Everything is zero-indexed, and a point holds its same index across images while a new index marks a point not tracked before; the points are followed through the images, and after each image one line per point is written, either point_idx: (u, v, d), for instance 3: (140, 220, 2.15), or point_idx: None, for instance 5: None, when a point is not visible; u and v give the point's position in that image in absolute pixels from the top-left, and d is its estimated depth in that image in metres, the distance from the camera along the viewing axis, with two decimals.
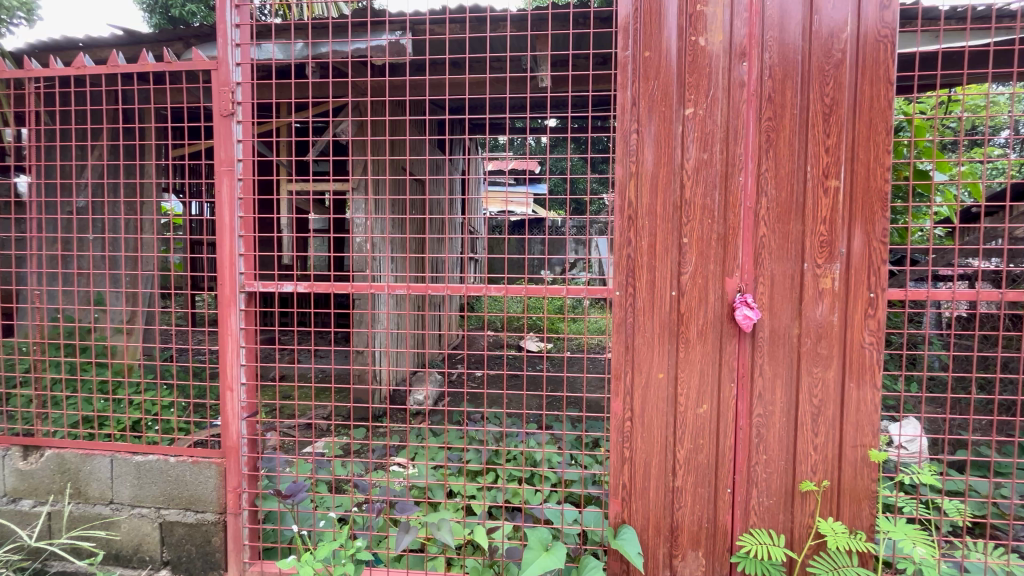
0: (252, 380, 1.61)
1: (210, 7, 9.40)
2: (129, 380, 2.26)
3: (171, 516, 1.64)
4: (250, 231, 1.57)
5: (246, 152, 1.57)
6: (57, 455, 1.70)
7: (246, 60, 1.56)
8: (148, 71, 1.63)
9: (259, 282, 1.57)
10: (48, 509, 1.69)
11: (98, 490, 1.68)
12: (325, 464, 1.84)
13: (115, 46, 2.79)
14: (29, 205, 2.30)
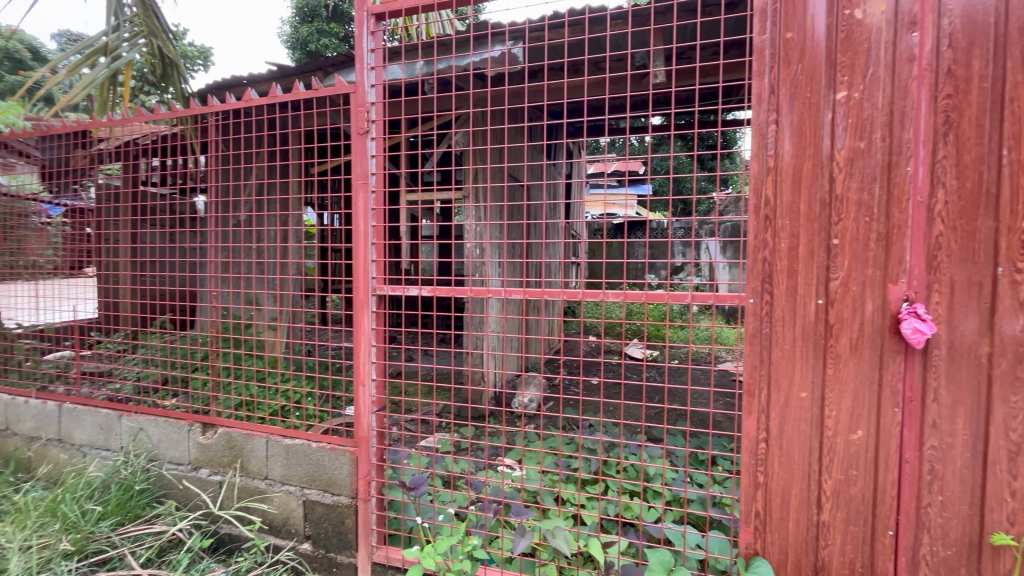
0: (382, 376, 1.74)
1: (341, 40, 10.57)
2: (278, 371, 2.58)
3: (313, 495, 1.83)
4: (381, 239, 1.70)
5: (378, 166, 1.70)
6: (227, 433, 1.98)
7: (379, 81, 1.70)
8: (300, 98, 1.85)
9: (389, 286, 1.69)
10: (220, 478, 1.99)
11: (256, 465, 1.94)
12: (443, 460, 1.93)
13: (271, 80, 3.23)
14: (208, 220, 2.74)
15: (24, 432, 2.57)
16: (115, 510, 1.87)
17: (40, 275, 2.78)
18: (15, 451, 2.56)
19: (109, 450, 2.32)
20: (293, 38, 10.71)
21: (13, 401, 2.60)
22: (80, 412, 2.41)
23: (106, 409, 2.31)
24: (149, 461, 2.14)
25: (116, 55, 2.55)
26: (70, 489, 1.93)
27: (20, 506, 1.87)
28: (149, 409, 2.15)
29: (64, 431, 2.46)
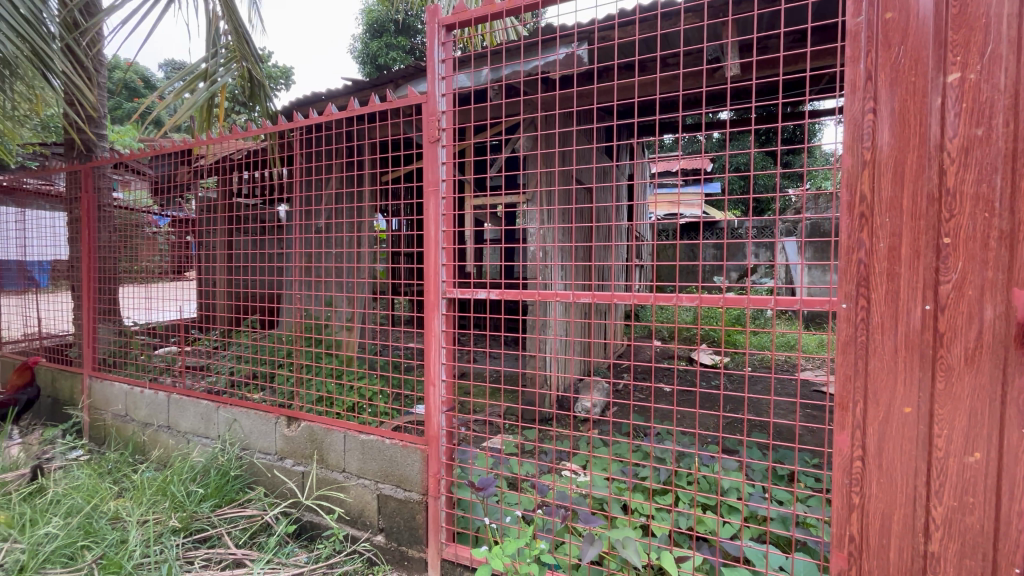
0: (451, 377, 1.78)
1: (407, 53, 11.03)
2: (351, 370, 2.72)
3: (386, 490, 1.91)
4: (451, 244, 1.75)
5: (448, 173, 1.75)
6: (309, 427, 2.12)
7: (449, 90, 1.74)
8: (375, 111, 1.95)
9: (458, 289, 1.72)
10: (303, 469, 2.13)
11: (335, 458, 2.05)
12: (509, 462, 1.94)
13: (347, 94, 3.43)
14: (291, 228, 2.95)
15: (140, 419, 2.90)
16: (213, 493, 2.06)
17: (150, 280, 3.12)
18: (133, 435, 2.89)
19: (208, 438, 2.56)
20: (363, 54, 11.30)
21: (131, 391, 2.94)
22: (184, 403, 2.68)
23: (206, 400, 2.55)
24: (241, 449, 2.33)
25: (214, 80, 2.82)
26: (177, 471, 2.14)
27: (137, 484, 2.10)
28: (242, 402, 2.35)
29: (171, 419, 2.74)
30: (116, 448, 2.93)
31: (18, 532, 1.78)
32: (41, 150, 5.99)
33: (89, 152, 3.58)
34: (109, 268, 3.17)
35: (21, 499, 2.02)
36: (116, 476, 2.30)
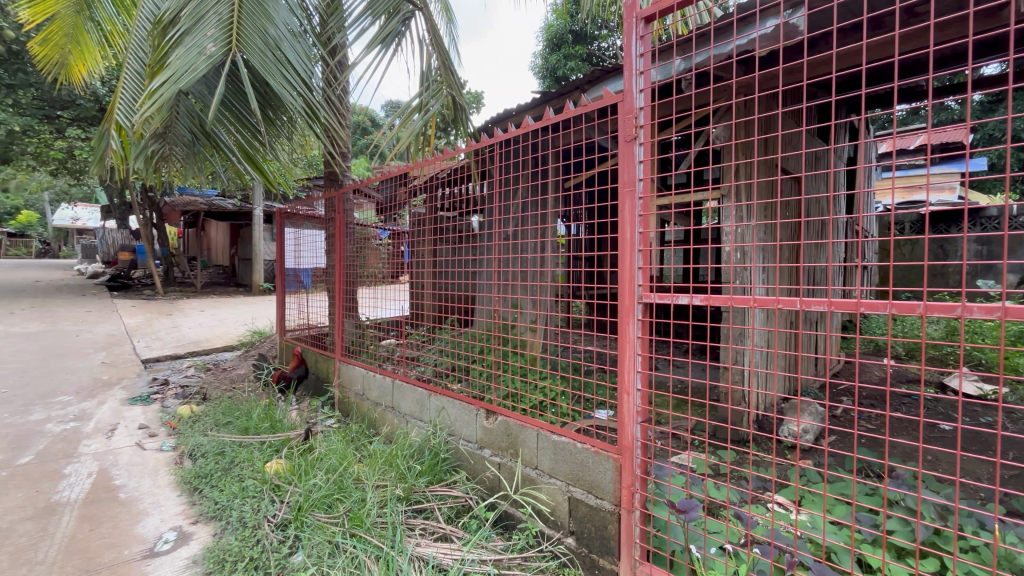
0: (646, 388, 1.69)
1: (585, 60, 11.16)
2: (538, 369, 2.82)
3: (577, 493, 1.91)
4: (647, 246, 1.66)
5: (646, 171, 1.67)
6: (505, 423, 2.26)
7: (647, 85, 1.66)
8: (570, 117, 1.97)
9: (655, 293, 1.63)
10: (499, 460, 2.28)
11: (528, 454, 2.15)
12: (707, 484, 1.76)
13: (533, 107, 3.61)
14: (485, 235, 3.20)
15: (373, 398, 3.50)
16: (427, 470, 2.35)
17: (378, 282, 3.86)
18: (368, 412, 3.51)
19: (422, 420, 2.95)
20: (544, 68, 11.81)
21: (367, 374, 3.59)
22: (406, 388, 3.16)
23: (422, 388, 2.95)
24: (449, 435, 2.61)
25: (427, 109, 3.26)
26: (400, 447, 2.52)
27: (372, 453, 2.52)
28: (449, 390, 2.64)
29: (395, 401, 3.26)
30: (356, 421, 3.60)
31: (297, 478, 2.29)
32: (308, 182, 7.78)
33: (340, 180, 4.50)
34: (352, 274, 3.98)
35: (299, 453, 2.59)
36: (358, 443, 2.81)
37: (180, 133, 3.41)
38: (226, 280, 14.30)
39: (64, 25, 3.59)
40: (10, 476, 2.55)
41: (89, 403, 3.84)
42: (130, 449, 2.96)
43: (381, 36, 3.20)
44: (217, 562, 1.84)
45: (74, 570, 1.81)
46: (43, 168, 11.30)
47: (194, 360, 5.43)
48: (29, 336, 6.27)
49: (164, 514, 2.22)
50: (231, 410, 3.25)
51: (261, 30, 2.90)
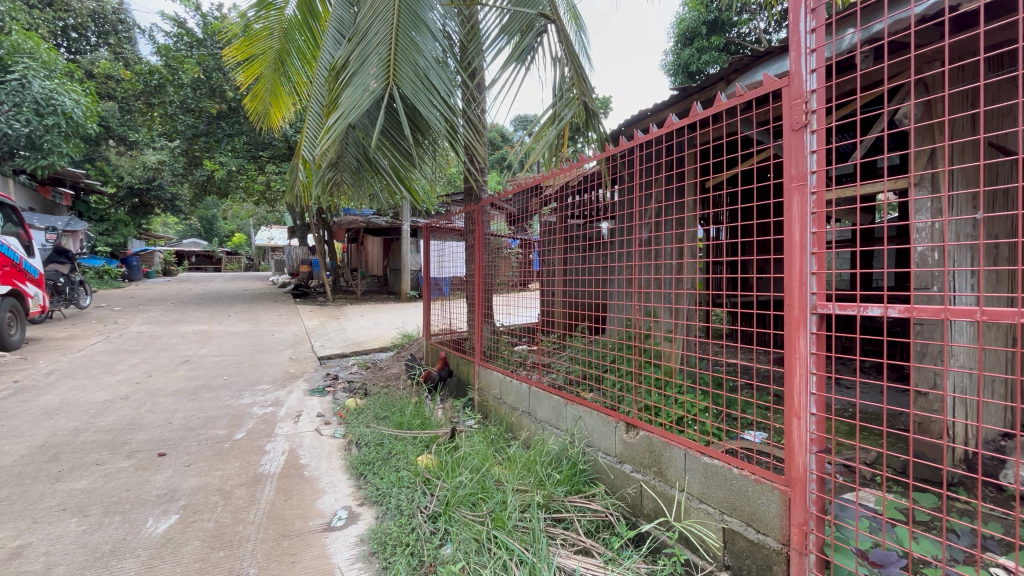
0: (823, 412, 1.46)
1: (722, 50, 10.30)
2: (679, 381, 2.62)
3: (734, 525, 1.74)
4: (823, 248, 1.44)
5: (821, 162, 1.45)
6: (647, 438, 2.16)
7: (821, 63, 1.44)
8: (722, 109, 1.81)
9: (833, 303, 1.40)
10: (640, 478, 2.18)
11: (674, 475, 2.02)
12: (882, 527, 1.53)
13: (672, 105, 3.42)
14: (619, 241, 3.08)
15: (510, 403, 3.60)
16: (565, 480, 2.35)
17: (511, 290, 4.04)
18: (506, 416, 3.61)
19: (559, 429, 2.94)
20: (676, 64, 11.15)
21: (504, 379, 3.71)
22: (542, 394, 3.19)
23: (558, 395, 2.95)
24: (587, 445, 2.57)
25: (561, 118, 3.27)
26: (538, 453, 2.55)
27: (511, 457, 2.59)
28: (587, 401, 2.60)
29: (531, 407, 3.31)
30: (495, 423, 3.74)
31: (445, 474, 2.45)
32: (448, 198, 8.40)
33: (477, 194, 4.77)
34: (489, 282, 4.18)
35: (446, 450, 2.77)
36: (498, 445, 2.92)
37: (349, 162, 3.95)
38: (380, 289, 16.15)
39: (266, 81, 4.39)
40: (230, 448, 3.16)
41: (282, 392, 4.61)
42: (312, 434, 3.47)
43: (516, 52, 3.32)
44: (381, 544, 2.03)
45: (274, 532, 2.16)
46: (249, 200, 13.98)
47: (357, 358, 6.21)
48: (241, 334, 7.78)
49: (338, 494, 2.54)
50: (387, 406, 3.63)
51: (412, 63, 3.23)
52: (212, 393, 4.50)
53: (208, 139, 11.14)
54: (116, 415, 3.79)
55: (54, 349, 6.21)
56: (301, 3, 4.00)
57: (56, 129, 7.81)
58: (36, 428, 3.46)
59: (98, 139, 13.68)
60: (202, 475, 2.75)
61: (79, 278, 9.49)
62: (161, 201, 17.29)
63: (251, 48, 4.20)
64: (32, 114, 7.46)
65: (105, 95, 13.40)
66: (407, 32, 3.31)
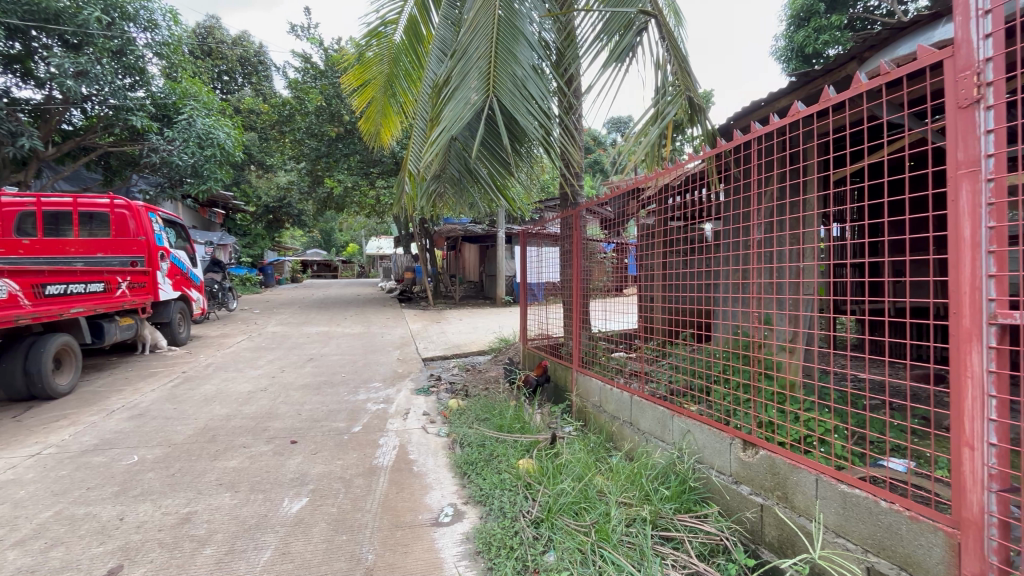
0: (1006, 443, 1.23)
1: (845, 26, 9.18)
2: (802, 398, 2.36)
3: (882, 566, 1.55)
4: (1004, 245, 1.21)
5: (1000, 144, 1.22)
6: (769, 458, 2.02)
7: (999, 26, 1.22)
8: (863, 91, 1.63)
9: (1019, 311, 1.16)
10: (761, 501, 2.03)
11: (804, 503, 1.85)
12: None
13: (790, 93, 3.11)
14: (728, 244, 2.85)
15: (610, 411, 3.47)
16: (673, 497, 2.22)
17: (606, 294, 3.94)
18: (606, 424, 3.49)
19: (665, 442, 2.79)
20: (789, 49, 10.14)
21: (604, 387, 3.60)
22: (645, 404, 3.04)
23: (664, 406, 2.80)
24: (697, 461, 2.42)
25: (663, 117, 3.10)
26: (643, 466, 2.46)
27: (614, 467, 2.51)
28: (698, 415, 2.45)
29: (634, 417, 3.16)
30: (594, 431, 3.62)
31: (546, 480, 2.45)
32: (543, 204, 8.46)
33: (574, 199, 4.74)
34: (585, 287, 4.12)
35: (547, 455, 2.77)
36: (599, 455, 2.85)
37: (452, 173, 4.13)
38: (477, 294, 16.72)
39: (376, 104, 4.75)
40: (350, 440, 3.46)
41: (392, 390, 4.95)
42: (418, 431, 3.67)
43: (615, 53, 3.23)
44: (485, 543, 2.07)
45: (388, 522, 2.31)
46: (362, 213, 15.31)
47: (458, 361, 6.46)
48: (356, 336, 8.50)
49: (444, 491, 2.65)
50: (488, 409, 3.73)
51: (511, 73, 3.30)
52: (333, 388, 4.97)
53: (328, 159, 12.44)
54: (257, 405, 4.33)
55: (211, 345, 7.29)
56: (407, 27, 4.36)
57: (214, 158, 9.20)
58: (198, 413, 4.08)
59: (243, 165, 15.91)
60: (327, 463, 3.03)
61: (229, 284, 11.05)
62: (291, 217, 19.60)
63: (365, 74, 4.59)
64: (196, 147, 8.88)
65: (248, 127, 15.55)
66: (506, 44, 3.40)
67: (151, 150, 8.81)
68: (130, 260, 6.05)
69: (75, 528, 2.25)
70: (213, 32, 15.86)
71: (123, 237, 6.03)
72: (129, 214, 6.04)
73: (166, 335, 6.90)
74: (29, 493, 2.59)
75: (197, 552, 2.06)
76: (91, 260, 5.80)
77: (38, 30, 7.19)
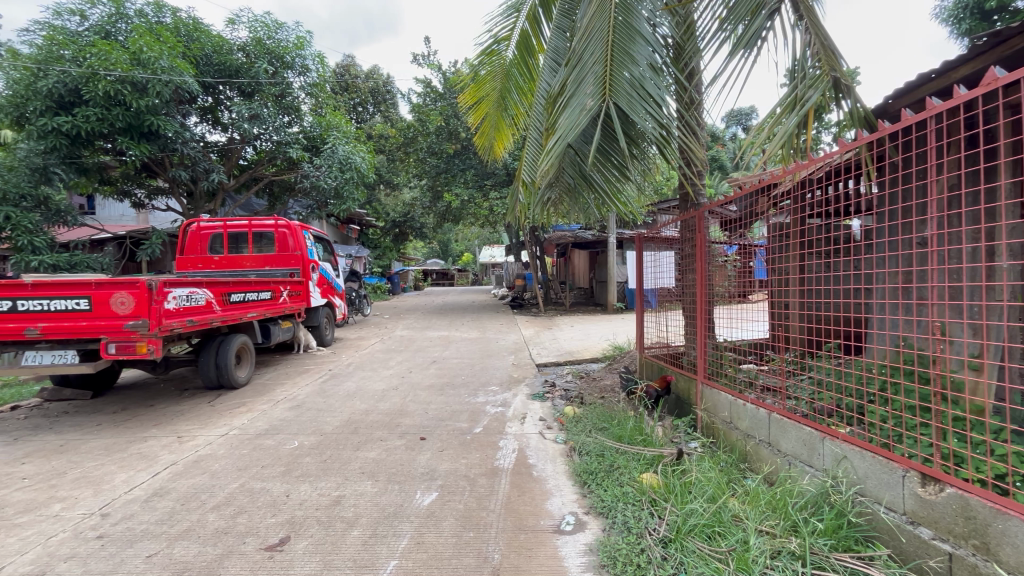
0: None
1: None
2: (998, 426, 1.95)
3: None
4: None
5: None
6: (960, 497, 1.69)
7: None
8: None
9: None
10: (949, 549, 1.71)
11: (1015, 559, 1.53)
12: None
13: (971, 60, 2.62)
14: (889, 243, 2.47)
15: (743, 429, 3.14)
16: (829, 531, 1.96)
17: (730, 301, 3.61)
18: (738, 443, 3.15)
19: (814, 467, 2.46)
20: (962, 7, 8.45)
21: (734, 403, 3.27)
22: (786, 424, 2.69)
23: (811, 426, 2.47)
24: (857, 493, 2.12)
25: (804, 102, 2.74)
26: (787, 493, 2.20)
27: (751, 490, 2.30)
28: (856, 440, 2.14)
29: (773, 438, 2.81)
30: (725, 450, 3.29)
31: (674, 498, 2.31)
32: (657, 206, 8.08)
33: (695, 200, 4.45)
34: (707, 292, 3.82)
35: (673, 472, 2.61)
36: (732, 475, 2.61)
37: (566, 181, 4.13)
38: (587, 301, 16.53)
39: (490, 119, 4.89)
40: (472, 440, 3.63)
41: (508, 394, 5.09)
42: (536, 436, 3.70)
43: (744, 39, 2.96)
44: (610, 558, 2.01)
45: (512, 524, 2.36)
46: (476, 224, 16.05)
47: (571, 368, 6.42)
48: (473, 341, 8.90)
49: (564, 498, 2.63)
50: (605, 418, 3.65)
51: (627, 75, 3.23)
52: (454, 390, 5.26)
53: (446, 175, 13.34)
54: (390, 402, 4.74)
55: (351, 347, 8.17)
56: (519, 42, 4.49)
57: (352, 180, 10.34)
58: (343, 406, 4.59)
59: (373, 185, 17.69)
60: (452, 460, 3.20)
61: (364, 292, 12.34)
62: (414, 230, 21.30)
63: (479, 91, 4.77)
64: (338, 171, 10.04)
65: (378, 150, 17.27)
66: (623, 45, 3.32)
67: (303, 177, 10.15)
68: (289, 271, 6.98)
69: (254, 500, 2.66)
70: (349, 69, 17.98)
71: (284, 252, 6.99)
72: (288, 231, 6.98)
73: (316, 336, 7.92)
74: (220, 467, 3.13)
75: (347, 533, 2.30)
76: (261, 272, 6.84)
77: (223, 84, 8.85)
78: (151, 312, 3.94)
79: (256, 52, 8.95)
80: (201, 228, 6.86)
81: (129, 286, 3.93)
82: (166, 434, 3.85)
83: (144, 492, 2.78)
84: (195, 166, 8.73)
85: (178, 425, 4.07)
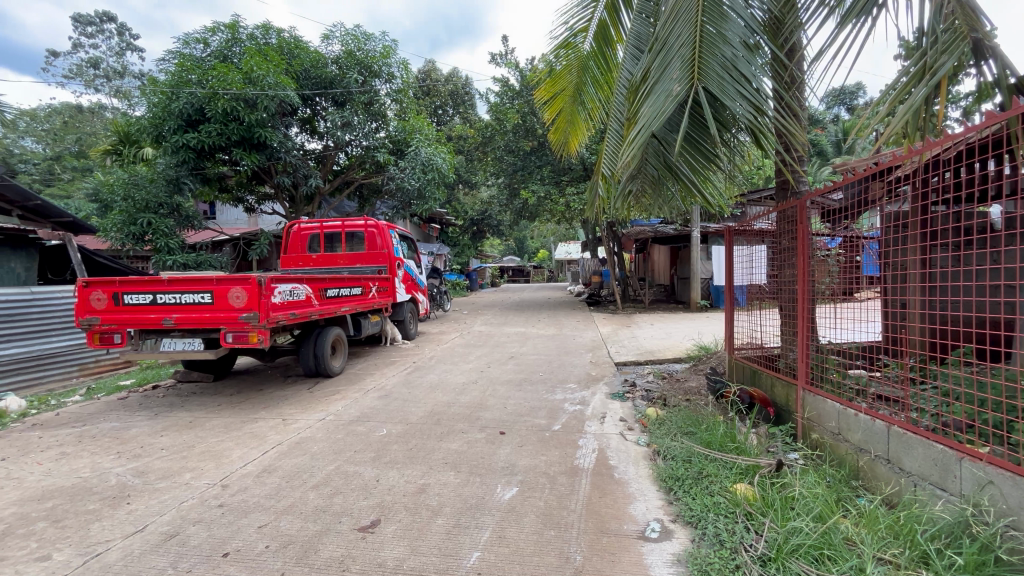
0: None
1: None
2: None
3: None
4: None
5: None
6: None
7: None
8: None
9: None
10: None
11: None
12: None
13: None
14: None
15: (855, 442, 2.80)
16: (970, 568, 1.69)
17: (837, 299, 3.24)
18: (848, 457, 2.82)
19: (948, 491, 2.14)
20: None
21: (843, 412, 2.93)
22: (911, 440, 2.36)
23: (943, 444, 2.15)
24: (1008, 526, 1.82)
25: (934, 71, 2.38)
26: (914, 520, 1.94)
27: (868, 513, 2.05)
28: (1004, 464, 1.84)
29: (893, 454, 2.48)
30: (832, 463, 2.96)
31: (774, 513, 2.13)
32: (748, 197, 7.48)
33: (793, 189, 4.07)
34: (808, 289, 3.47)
35: (772, 485, 2.41)
36: (843, 493, 2.36)
37: (648, 172, 3.94)
38: (669, 298, 15.80)
39: (566, 113, 4.79)
40: (551, 437, 3.60)
41: (587, 392, 5.00)
42: (617, 437, 3.60)
43: (856, 7, 2.60)
44: (701, 571, 1.90)
45: (594, 527, 2.30)
46: (553, 221, 15.98)
47: (652, 368, 6.17)
48: (550, 337, 8.86)
49: (648, 503, 2.53)
50: (691, 422, 3.46)
51: (718, 56, 3.00)
52: (532, 386, 5.27)
53: (523, 172, 13.41)
54: (470, 396, 4.86)
55: (433, 341, 8.51)
56: (597, 32, 4.35)
57: (434, 181, 10.68)
58: (427, 398, 4.77)
59: (453, 185, 18.26)
60: (531, 457, 3.20)
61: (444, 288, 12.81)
62: (492, 227, 21.69)
63: (555, 86, 4.68)
64: (421, 173, 10.43)
65: (458, 151, 17.78)
66: (713, 24, 3.09)
67: (389, 179, 10.69)
68: (377, 268, 7.41)
69: (348, 482, 2.84)
70: (430, 74, 18.67)
71: (373, 251, 7.44)
72: (376, 231, 7.42)
73: (401, 330, 8.35)
74: (319, 449, 3.39)
75: (432, 521, 2.38)
76: (352, 269, 7.32)
77: (319, 96, 9.58)
78: (261, 305, 4.36)
79: (347, 64, 9.57)
80: (302, 229, 7.46)
81: (242, 282, 4.37)
82: (273, 416, 4.25)
83: (256, 468, 3.08)
84: (296, 172, 9.55)
85: (283, 409, 4.47)
